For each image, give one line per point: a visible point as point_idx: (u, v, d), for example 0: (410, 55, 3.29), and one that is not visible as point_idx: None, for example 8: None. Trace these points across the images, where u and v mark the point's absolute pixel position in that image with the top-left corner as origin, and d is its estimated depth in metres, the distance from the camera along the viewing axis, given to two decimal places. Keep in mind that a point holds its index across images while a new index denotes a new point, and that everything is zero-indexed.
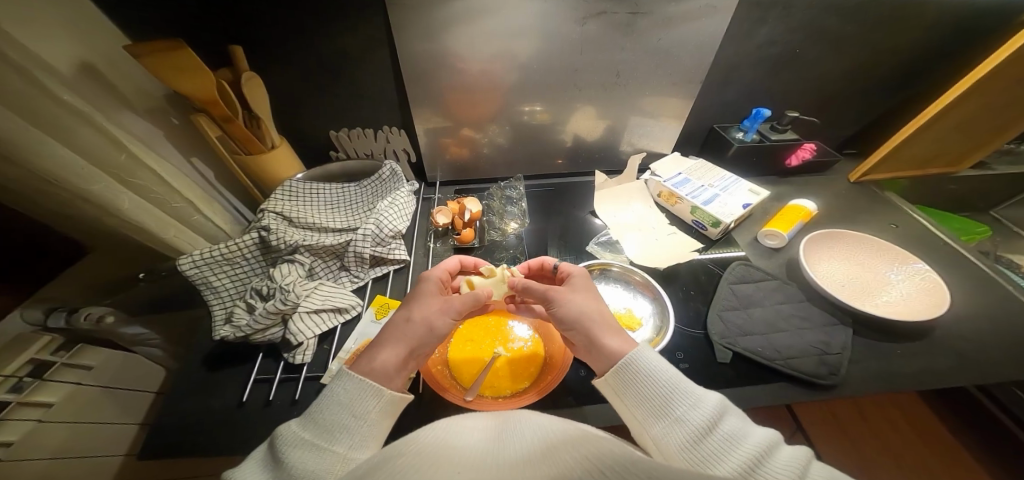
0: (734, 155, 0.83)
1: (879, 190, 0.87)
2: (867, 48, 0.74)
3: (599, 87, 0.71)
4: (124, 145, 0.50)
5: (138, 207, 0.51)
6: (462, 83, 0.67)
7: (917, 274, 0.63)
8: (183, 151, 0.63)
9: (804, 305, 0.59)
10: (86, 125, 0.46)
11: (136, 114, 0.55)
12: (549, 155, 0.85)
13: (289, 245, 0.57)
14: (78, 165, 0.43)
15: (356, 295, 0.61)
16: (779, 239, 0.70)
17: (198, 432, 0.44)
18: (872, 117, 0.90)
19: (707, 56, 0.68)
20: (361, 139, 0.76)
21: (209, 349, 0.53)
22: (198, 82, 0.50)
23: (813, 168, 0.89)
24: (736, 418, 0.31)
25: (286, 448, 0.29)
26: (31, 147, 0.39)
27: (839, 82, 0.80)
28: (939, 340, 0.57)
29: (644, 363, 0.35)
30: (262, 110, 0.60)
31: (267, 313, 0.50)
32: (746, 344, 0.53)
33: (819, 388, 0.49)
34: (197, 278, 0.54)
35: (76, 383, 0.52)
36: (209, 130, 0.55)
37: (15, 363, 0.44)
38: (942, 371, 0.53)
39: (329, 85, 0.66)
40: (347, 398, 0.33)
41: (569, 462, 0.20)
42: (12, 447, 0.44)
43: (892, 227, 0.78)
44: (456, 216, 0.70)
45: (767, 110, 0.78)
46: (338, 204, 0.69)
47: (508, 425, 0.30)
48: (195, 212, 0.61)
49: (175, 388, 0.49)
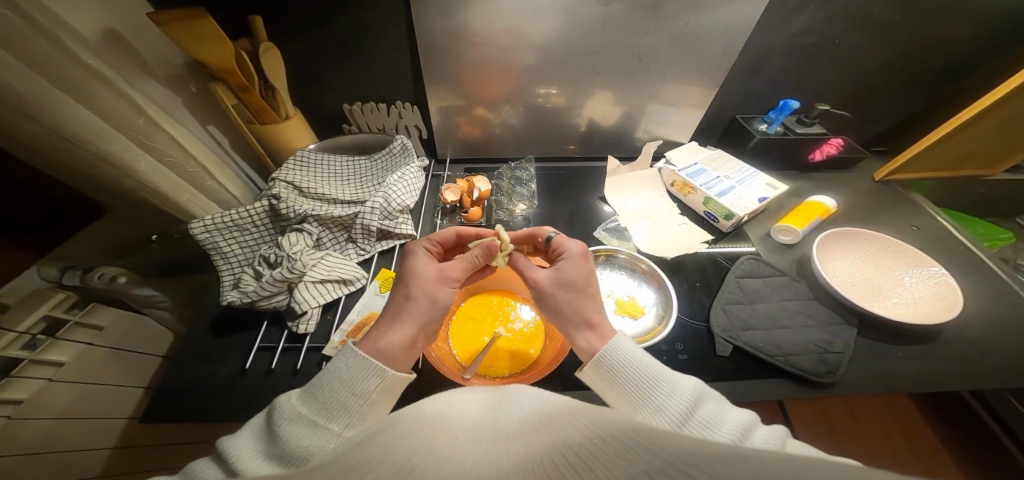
0: (754, 147, 0.80)
1: (904, 190, 0.84)
2: (906, 43, 0.70)
3: (619, 71, 0.69)
4: (144, 110, 0.51)
5: (155, 170, 0.51)
6: (481, 59, 0.65)
7: (933, 278, 0.61)
8: (200, 118, 0.63)
9: (811, 303, 0.59)
10: (109, 89, 0.47)
11: (157, 81, 0.55)
12: (562, 138, 0.83)
13: (299, 214, 0.58)
14: (96, 125, 0.44)
15: (362, 267, 0.62)
16: (792, 234, 0.69)
17: (205, 393, 0.47)
18: (906, 113, 0.86)
19: (738, 42, 0.65)
20: (375, 113, 0.76)
21: (216, 314, 0.55)
22: (216, 52, 0.50)
23: (837, 164, 0.86)
24: (713, 402, 0.32)
25: (284, 421, 0.31)
26: (52, 106, 0.39)
27: (871, 77, 0.77)
28: (947, 344, 0.56)
29: (621, 353, 0.36)
30: (278, 81, 0.60)
31: (273, 280, 0.51)
32: (748, 339, 0.53)
33: (816, 387, 0.49)
34: (208, 242, 0.55)
35: (87, 343, 0.54)
36: (226, 98, 0.55)
37: (30, 319, 0.45)
38: (946, 374, 0.52)
39: (345, 58, 0.65)
40: (349, 375, 0.34)
41: (569, 430, 0.20)
42: (21, 404, 0.47)
43: (913, 229, 0.76)
44: (464, 194, 0.70)
45: (795, 101, 0.75)
46: (349, 177, 0.69)
47: (506, 399, 0.31)
48: (209, 177, 0.62)
49: (183, 351, 0.51)
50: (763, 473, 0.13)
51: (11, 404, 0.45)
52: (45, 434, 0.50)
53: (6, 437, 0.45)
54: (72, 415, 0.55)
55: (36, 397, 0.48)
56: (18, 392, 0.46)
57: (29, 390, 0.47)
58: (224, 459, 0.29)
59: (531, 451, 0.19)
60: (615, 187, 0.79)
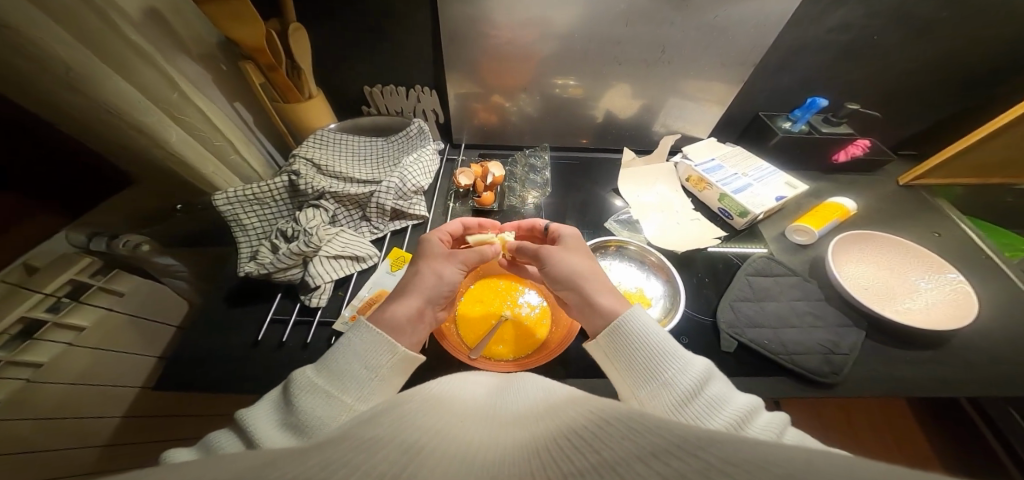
0: (775, 145, 0.78)
1: (929, 196, 0.81)
2: (948, 41, 0.67)
3: (640, 64, 0.67)
4: (177, 84, 0.52)
5: (184, 142, 0.52)
6: (503, 46, 0.65)
7: (949, 285, 0.60)
8: (228, 96, 0.64)
9: (820, 304, 0.58)
10: (146, 63, 0.48)
11: (190, 58, 0.56)
12: (577, 129, 0.82)
13: (317, 190, 0.60)
14: (134, 96, 0.45)
15: (375, 245, 0.63)
16: (808, 235, 0.67)
17: (220, 360, 0.49)
18: (938, 117, 0.83)
19: (770, 36, 0.63)
20: (394, 96, 0.75)
21: (233, 286, 0.57)
22: (248, 32, 0.50)
23: (861, 167, 0.83)
24: (721, 383, 0.32)
25: (301, 391, 0.32)
26: (97, 77, 0.41)
27: (907, 76, 0.74)
28: (958, 352, 0.55)
29: (637, 326, 0.36)
30: (304, 61, 0.60)
31: (290, 253, 0.53)
32: (754, 336, 0.53)
33: (816, 386, 0.49)
34: (230, 214, 0.57)
35: (108, 309, 0.57)
36: (254, 77, 0.56)
37: (58, 281, 0.48)
38: (957, 384, 0.51)
39: (366, 41, 0.65)
40: (362, 349, 0.35)
41: (570, 414, 0.21)
42: (42, 368, 0.49)
43: (935, 236, 0.73)
44: (478, 179, 0.71)
45: (823, 99, 0.73)
46: (366, 157, 0.69)
47: (511, 387, 0.31)
48: (234, 152, 0.63)
49: (202, 318, 0.53)
50: (771, 456, 0.13)
51: (31, 368, 0.47)
52: (61, 400, 0.53)
53: (25, 399, 0.48)
54: (88, 380, 0.57)
55: (56, 360, 0.50)
56: (39, 356, 0.48)
57: (48, 354, 0.49)
58: (242, 427, 0.30)
59: (536, 434, 0.20)
60: (629, 180, 0.78)
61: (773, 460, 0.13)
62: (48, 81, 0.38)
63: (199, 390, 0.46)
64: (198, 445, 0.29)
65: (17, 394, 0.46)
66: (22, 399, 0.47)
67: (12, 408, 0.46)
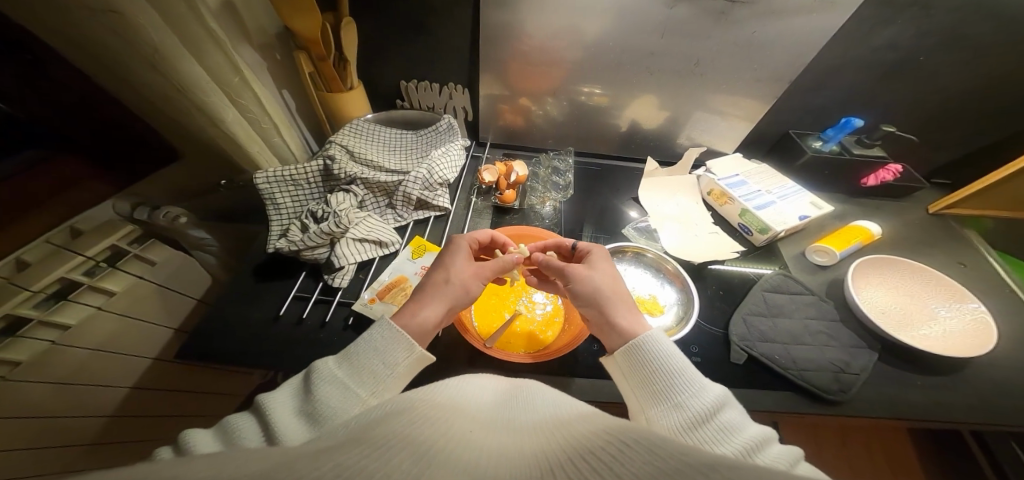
0: (805, 164, 0.76)
1: (959, 226, 0.77)
2: (1002, 68, 0.65)
3: (673, 75, 0.67)
4: (241, 69, 0.54)
5: (237, 122, 0.55)
6: (538, 51, 0.66)
7: (969, 314, 0.57)
8: (277, 83, 0.67)
9: (836, 324, 0.56)
10: (218, 48, 0.50)
11: (251, 48, 0.59)
12: (600, 136, 0.82)
13: (348, 175, 0.62)
14: (202, 78, 0.47)
15: (398, 232, 0.65)
16: (829, 256, 0.65)
17: (242, 331, 0.51)
18: (976, 146, 0.80)
19: (812, 56, 0.61)
20: (427, 92, 0.77)
21: (261, 260, 0.59)
22: (307, 23, 0.52)
23: (892, 193, 0.80)
24: (736, 412, 0.31)
25: (320, 380, 0.33)
26: (176, 60, 0.44)
27: (953, 103, 0.71)
28: (980, 385, 0.52)
29: (653, 346, 0.36)
30: (352, 54, 0.63)
31: (319, 233, 0.55)
32: (764, 350, 0.51)
33: (825, 405, 0.48)
34: (266, 192, 0.59)
35: (138, 277, 0.59)
36: (305, 67, 0.59)
37: (99, 245, 0.49)
38: (977, 419, 0.49)
39: (407, 39, 0.67)
40: (383, 346, 0.35)
41: (581, 431, 0.21)
42: (70, 329, 0.51)
43: (961, 267, 0.70)
44: (502, 176, 0.71)
45: (858, 120, 0.71)
46: (396, 148, 0.71)
47: (521, 394, 0.31)
48: (277, 134, 0.66)
49: (229, 289, 0.55)
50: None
51: (58, 330, 0.49)
52: (81, 364, 0.55)
53: (50, 358, 0.50)
54: (114, 348, 0.59)
55: (82, 323, 0.52)
56: (68, 317, 0.49)
57: (77, 316, 0.51)
58: (262, 411, 0.30)
59: (545, 451, 0.19)
60: (648, 188, 0.77)
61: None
62: (126, 56, 0.41)
63: (218, 360, 0.48)
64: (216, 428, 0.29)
65: (42, 354, 0.49)
66: (47, 358, 0.49)
67: (36, 366, 0.48)
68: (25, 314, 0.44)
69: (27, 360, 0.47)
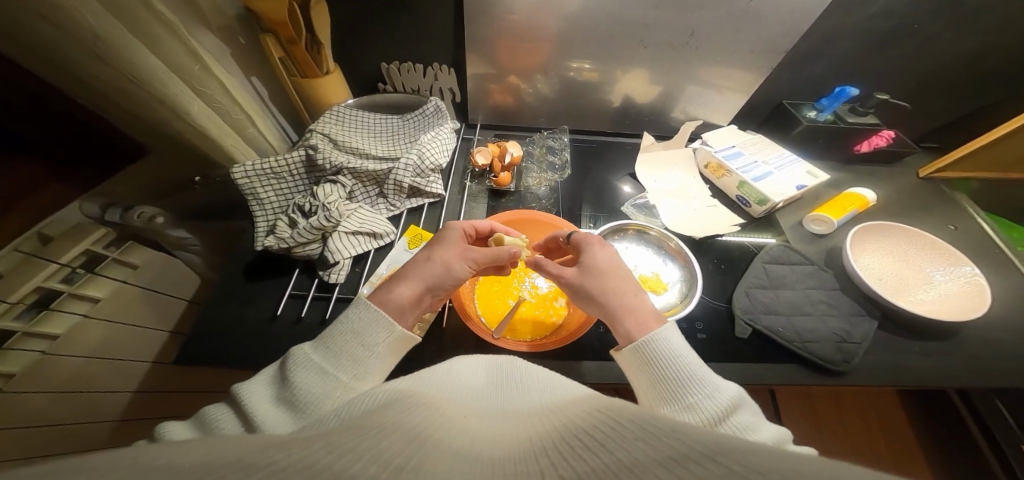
0: (799, 134, 0.76)
1: (948, 189, 0.80)
2: (985, 31, 0.65)
3: (664, 47, 0.66)
4: (200, 56, 0.51)
5: (205, 114, 0.52)
6: (522, 26, 0.63)
7: (964, 277, 0.59)
8: (243, 69, 0.63)
9: (835, 293, 0.58)
10: (169, 33, 0.47)
11: (209, 31, 0.55)
12: (593, 113, 0.81)
13: (334, 165, 0.60)
14: (159, 68, 0.45)
15: (392, 222, 0.64)
16: (826, 224, 0.67)
17: (238, 334, 0.50)
18: (964, 109, 0.82)
19: (806, 25, 0.61)
20: (411, 73, 0.74)
21: (249, 259, 0.58)
22: (270, 2, 0.49)
23: (882, 159, 0.82)
24: (748, 412, 0.32)
25: (295, 365, 0.33)
26: (122, 47, 0.41)
27: (937, 68, 0.73)
28: (963, 342, 0.56)
29: (666, 345, 0.35)
30: (325, 36, 0.59)
31: (310, 228, 0.53)
32: (768, 323, 0.53)
33: (819, 370, 0.50)
34: (247, 187, 0.57)
35: (122, 281, 0.56)
36: (274, 51, 0.55)
37: (73, 251, 0.47)
38: (959, 372, 0.53)
39: (382, 17, 0.63)
40: (360, 327, 0.35)
41: (575, 413, 0.21)
42: (58, 339, 0.49)
43: (951, 229, 0.73)
44: (495, 158, 0.69)
45: (853, 89, 0.71)
46: (382, 133, 0.69)
47: (508, 373, 0.32)
48: (250, 125, 0.63)
49: (221, 291, 0.54)
50: (798, 462, 0.13)
51: (47, 339, 0.47)
52: (76, 372, 0.54)
53: (43, 368, 0.49)
54: (104, 355, 0.58)
55: (71, 332, 0.51)
56: (54, 326, 0.48)
57: (63, 326, 0.49)
58: (238, 401, 0.31)
59: (538, 433, 0.20)
60: (646, 164, 0.77)
61: (790, 464, 0.13)
62: (72, 49, 0.37)
63: (222, 363, 0.47)
64: (194, 420, 0.30)
65: (35, 364, 0.47)
66: (39, 369, 0.48)
67: (28, 378, 0.47)
68: (9, 326, 0.42)
69: (21, 371, 0.46)
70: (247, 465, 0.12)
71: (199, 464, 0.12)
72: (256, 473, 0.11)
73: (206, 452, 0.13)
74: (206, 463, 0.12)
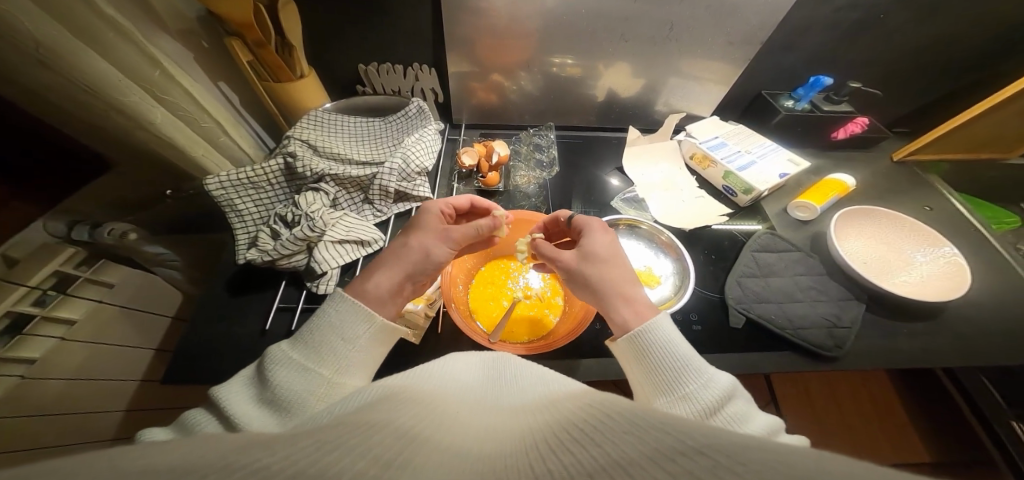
0: (779, 123, 0.78)
1: (923, 171, 0.83)
2: (948, 17, 0.68)
3: (644, 41, 0.66)
4: (159, 62, 0.49)
5: (170, 123, 0.50)
6: (500, 23, 0.63)
7: (944, 257, 0.62)
8: (209, 74, 0.60)
9: (823, 278, 0.60)
10: (123, 39, 0.45)
11: (167, 36, 0.52)
12: (579, 109, 0.81)
13: (315, 173, 0.58)
14: (112, 75, 0.43)
15: (379, 228, 0.63)
16: (809, 210, 0.69)
17: (226, 351, 0.48)
18: (933, 93, 0.85)
19: (781, 15, 0.62)
20: (391, 75, 0.72)
21: (232, 273, 0.56)
22: (232, 4, 0.47)
23: (858, 144, 0.85)
24: (742, 402, 0.32)
25: (274, 365, 0.32)
26: (73, 55, 0.38)
27: (905, 54, 0.75)
28: (941, 319, 0.58)
29: (661, 335, 0.36)
30: (295, 36, 0.57)
31: (294, 239, 0.52)
32: (760, 311, 0.55)
33: (809, 354, 0.52)
34: (223, 199, 0.55)
35: (98, 301, 0.55)
36: (242, 54, 0.53)
37: (42, 272, 0.46)
38: (939, 348, 0.55)
39: (355, 17, 0.61)
40: (337, 322, 0.35)
41: (568, 409, 0.21)
42: (35, 363, 0.48)
43: (927, 210, 0.76)
44: (482, 158, 0.68)
45: (827, 78, 0.73)
46: (363, 137, 0.68)
47: (505, 369, 0.32)
48: (222, 133, 0.61)
49: (204, 308, 0.52)
50: (779, 453, 0.13)
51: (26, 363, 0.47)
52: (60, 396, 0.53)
53: (25, 394, 0.47)
54: (87, 375, 0.57)
55: (48, 355, 0.50)
56: (31, 351, 0.47)
57: (40, 349, 0.48)
58: (216, 403, 0.30)
59: (533, 428, 0.20)
60: (633, 158, 0.78)
61: (778, 458, 0.13)
62: (17, 59, 0.35)
63: (211, 381, 0.46)
64: (174, 424, 0.29)
65: (14, 391, 0.46)
66: (20, 395, 0.47)
67: (8, 404, 0.46)
68: None
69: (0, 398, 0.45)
70: (228, 464, 0.11)
71: (163, 468, 0.11)
72: (238, 470, 0.11)
73: (179, 451, 0.13)
74: (180, 462, 0.12)
